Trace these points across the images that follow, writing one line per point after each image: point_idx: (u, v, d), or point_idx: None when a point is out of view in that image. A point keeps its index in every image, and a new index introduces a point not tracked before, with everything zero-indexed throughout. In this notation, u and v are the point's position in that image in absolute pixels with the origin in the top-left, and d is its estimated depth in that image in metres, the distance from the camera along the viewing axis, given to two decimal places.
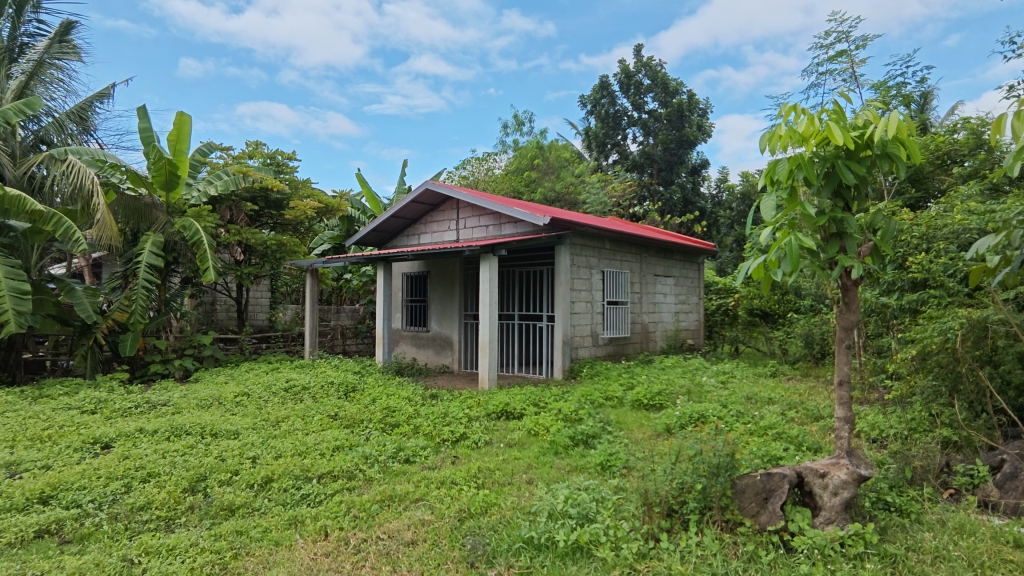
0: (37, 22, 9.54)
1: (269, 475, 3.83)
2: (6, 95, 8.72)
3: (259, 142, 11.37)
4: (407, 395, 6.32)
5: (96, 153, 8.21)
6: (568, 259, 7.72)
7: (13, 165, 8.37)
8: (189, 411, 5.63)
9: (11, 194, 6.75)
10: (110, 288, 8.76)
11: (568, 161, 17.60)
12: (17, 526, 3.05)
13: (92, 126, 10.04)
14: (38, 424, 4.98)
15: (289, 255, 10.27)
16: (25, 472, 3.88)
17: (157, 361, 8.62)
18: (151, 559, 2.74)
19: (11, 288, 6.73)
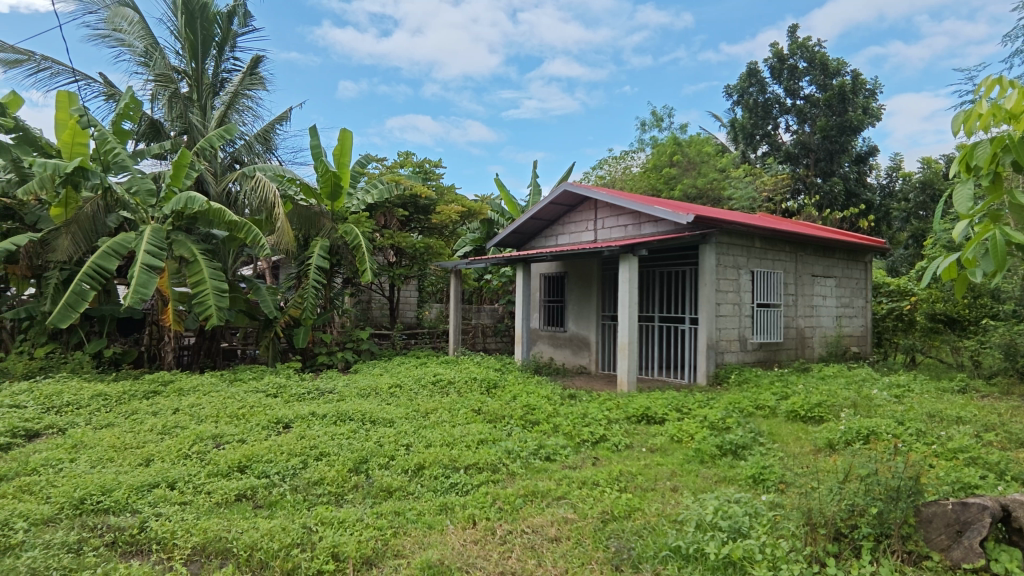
0: (233, 60, 11.10)
1: (421, 462, 4.12)
2: (211, 124, 10.30)
3: (410, 152, 12.25)
4: (546, 393, 6.43)
5: (277, 169, 9.38)
6: (713, 259, 7.34)
7: (215, 182, 9.89)
8: (351, 399, 6.23)
9: (215, 208, 7.93)
10: (287, 287, 9.95)
11: (712, 155, 16.72)
12: (223, 489, 3.58)
13: (274, 145, 11.49)
14: (234, 404, 5.82)
15: (435, 257, 10.93)
16: (226, 444, 4.56)
17: (324, 353, 9.64)
18: (325, 528, 3.07)
19: (213, 286, 7.92)
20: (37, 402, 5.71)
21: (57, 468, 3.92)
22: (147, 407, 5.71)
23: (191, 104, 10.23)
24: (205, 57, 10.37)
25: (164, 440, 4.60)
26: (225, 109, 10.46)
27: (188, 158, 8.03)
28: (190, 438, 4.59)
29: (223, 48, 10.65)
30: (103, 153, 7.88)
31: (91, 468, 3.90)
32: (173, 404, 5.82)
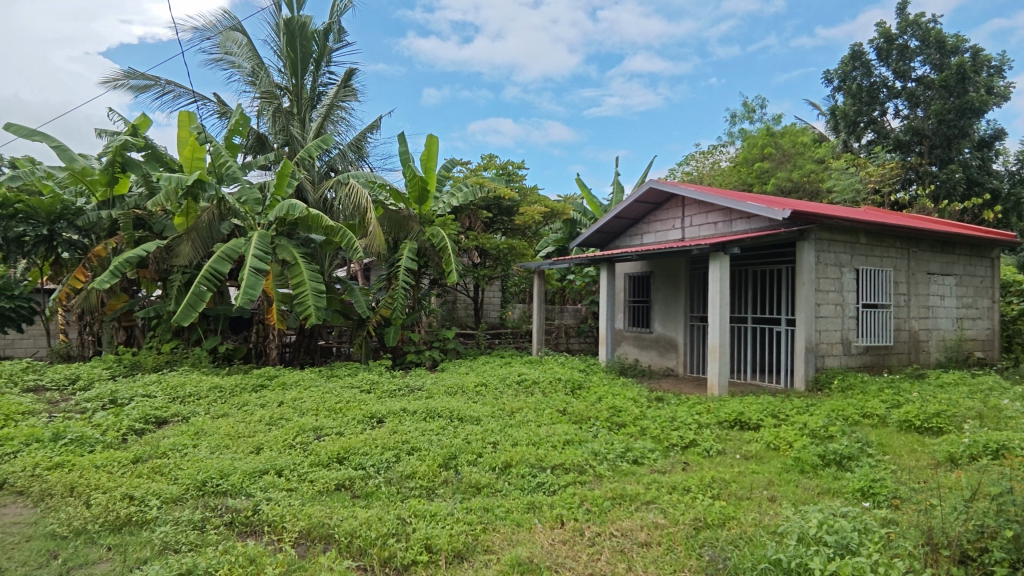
0: (329, 74, 11.71)
1: (508, 460, 4.18)
2: (309, 135, 10.99)
3: (493, 155, 12.48)
4: (632, 395, 6.32)
5: (369, 176, 9.85)
6: (812, 257, 6.90)
7: (313, 189, 10.53)
8: (439, 397, 6.41)
9: (313, 214, 8.44)
10: (378, 288, 10.40)
11: (809, 145, 15.73)
12: (325, 478, 3.82)
13: (366, 153, 12.06)
14: (332, 398, 6.17)
15: (518, 258, 11.04)
16: (327, 435, 4.85)
17: (413, 351, 10.00)
18: (418, 520, 3.19)
19: (312, 287, 8.43)
20: (164, 392, 6.34)
21: (182, 453, 4.34)
22: (256, 399, 6.18)
23: (292, 118, 10.97)
24: (304, 73, 11.07)
25: (271, 430, 4.96)
26: (322, 121, 11.11)
27: (290, 168, 8.61)
28: (294, 429, 4.91)
29: (320, 63, 11.32)
30: (217, 165, 8.72)
31: (211, 454, 4.28)
32: (278, 397, 6.27)
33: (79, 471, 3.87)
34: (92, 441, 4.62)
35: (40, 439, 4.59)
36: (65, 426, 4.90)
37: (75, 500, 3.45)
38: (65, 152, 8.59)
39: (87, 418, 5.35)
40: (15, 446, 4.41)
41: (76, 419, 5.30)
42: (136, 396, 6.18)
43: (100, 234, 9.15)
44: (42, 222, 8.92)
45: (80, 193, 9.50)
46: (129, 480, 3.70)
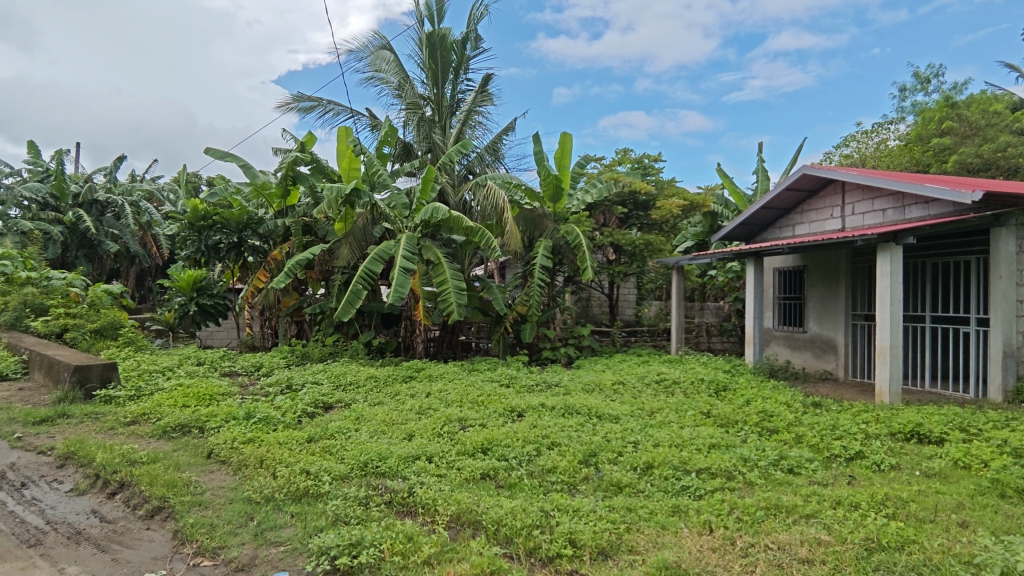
0: (468, 81, 12.22)
1: (650, 461, 4.08)
2: (450, 141, 11.59)
3: (628, 149, 12.27)
4: (785, 400, 5.85)
5: (505, 177, 10.15)
6: (1011, 246, 5.90)
7: (454, 193, 11.10)
8: (576, 394, 6.44)
9: (455, 216, 8.89)
10: (514, 286, 10.70)
11: (1004, 115, 13.43)
12: (471, 466, 4.01)
13: (502, 155, 12.45)
14: (475, 391, 6.47)
15: (655, 254, 10.72)
16: (471, 426, 5.09)
17: (549, 348, 10.14)
18: (562, 514, 3.24)
19: (454, 285, 8.88)
20: (330, 380, 7.08)
21: (347, 435, 4.81)
22: (407, 390, 6.67)
23: (434, 126, 11.64)
24: (445, 83, 11.71)
25: (421, 419, 5.32)
26: (461, 127, 11.65)
27: (433, 173, 9.15)
28: (442, 419, 5.22)
29: (459, 72, 11.89)
30: (370, 174, 9.39)
31: (371, 438, 4.69)
32: (426, 388, 6.70)
33: (266, 446, 4.46)
34: (275, 420, 5.29)
35: (236, 417, 5.36)
36: (254, 407, 5.67)
37: (264, 471, 3.97)
38: (250, 169, 9.92)
39: (270, 401, 6.14)
40: (218, 422, 5.19)
41: (262, 401, 6.10)
42: (307, 383, 6.96)
43: (277, 240, 10.45)
44: (233, 231, 10.40)
45: (260, 205, 10.93)
46: (306, 457, 4.18)
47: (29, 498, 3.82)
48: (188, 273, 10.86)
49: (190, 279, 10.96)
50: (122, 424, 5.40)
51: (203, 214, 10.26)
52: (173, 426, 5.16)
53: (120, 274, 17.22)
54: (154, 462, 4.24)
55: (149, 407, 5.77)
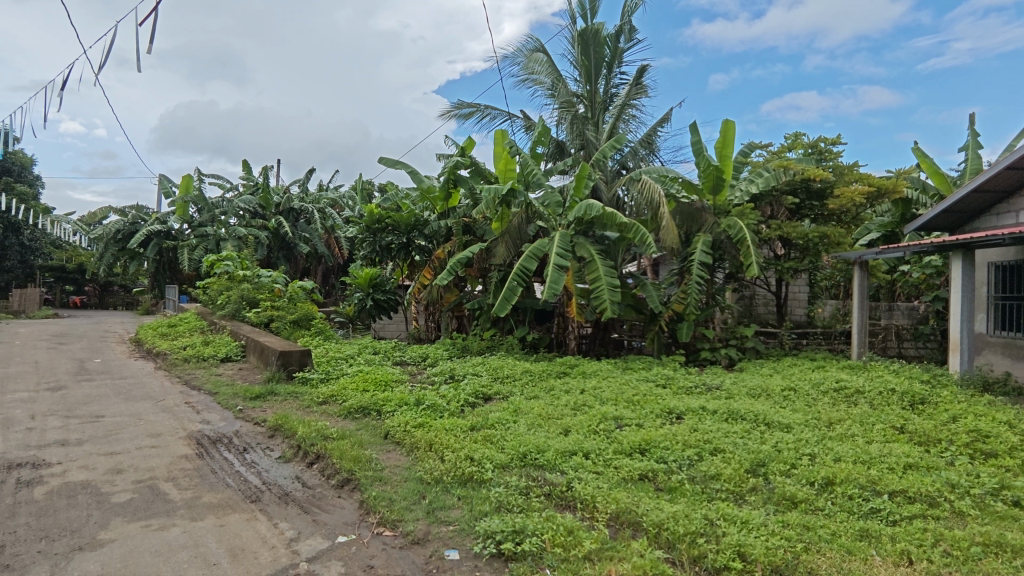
0: (622, 74, 12.01)
1: (830, 477, 3.68)
2: (603, 137, 11.52)
3: (800, 133, 11.20)
4: (1005, 419, 4.92)
5: (661, 170, 9.81)
6: None
7: (607, 189, 11.02)
8: (740, 398, 6.03)
9: (609, 212, 8.79)
10: (669, 283, 10.30)
11: None
12: (630, 466, 3.95)
13: (657, 148, 12.05)
14: (630, 390, 6.37)
15: (832, 248, 9.64)
16: (628, 426, 5.01)
17: (707, 348, 9.61)
18: (728, 524, 3.06)
19: (608, 282, 8.79)
20: (489, 372, 7.43)
21: (506, 427, 4.99)
22: (561, 385, 6.76)
23: (587, 122, 11.63)
24: (598, 79, 11.65)
25: (577, 415, 5.36)
26: (615, 122, 11.51)
27: (586, 171, 9.16)
28: (598, 416, 5.21)
29: (612, 67, 11.73)
30: (525, 174, 9.66)
31: (530, 430, 4.84)
32: (580, 385, 6.73)
33: (434, 431, 4.81)
34: (441, 408, 5.69)
35: (408, 403, 5.85)
36: (423, 394, 6.15)
37: (433, 454, 4.28)
38: (417, 175, 10.75)
39: (437, 389, 6.62)
40: (393, 406, 5.71)
41: (429, 390, 6.59)
42: (468, 374, 7.39)
43: (440, 240, 11.20)
44: (403, 232, 11.37)
45: (425, 208, 11.80)
46: (470, 444, 4.43)
47: (249, 461, 4.53)
48: (366, 271, 12.09)
49: (367, 277, 12.19)
50: (316, 403, 6.18)
51: (377, 217, 11.36)
52: (356, 407, 5.78)
53: (311, 272, 19.71)
54: (342, 438, 4.79)
55: (336, 390, 6.52)
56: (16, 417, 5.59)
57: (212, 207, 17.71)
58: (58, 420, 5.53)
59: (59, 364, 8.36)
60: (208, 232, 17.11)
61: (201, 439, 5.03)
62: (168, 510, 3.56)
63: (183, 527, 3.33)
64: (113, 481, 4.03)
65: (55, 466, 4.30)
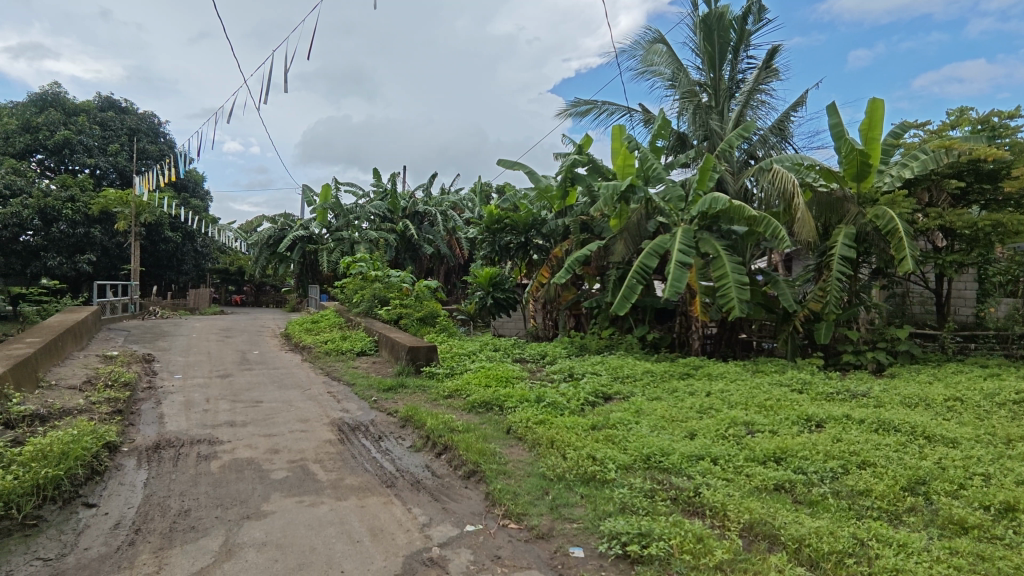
0: (749, 58, 11.28)
1: (1010, 502, 3.19)
2: (729, 126, 10.91)
3: (967, 108, 9.84)
4: None
5: (795, 158, 9.02)
6: None
7: (733, 180, 10.42)
8: (891, 407, 5.43)
9: (737, 205, 8.30)
10: (806, 280, 9.51)
11: None
12: (764, 475, 3.70)
13: (791, 134, 11.18)
14: (762, 394, 5.96)
15: (1009, 238, 8.35)
16: (760, 432, 4.70)
17: (850, 351, 8.75)
18: (883, 546, 2.77)
19: (736, 279, 8.30)
20: (608, 372, 7.35)
21: (628, 427, 4.91)
22: (685, 387, 6.50)
23: (711, 111, 11.07)
24: (723, 65, 11.05)
25: (704, 418, 5.13)
26: (741, 109, 10.86)
27: (711, 162, 8.73)
28: (727, 421, 4.94)
29: (738, 51, 11.07)
30: (645, 169, 9.41)
31: (653, 432, 4.71)
32: (705, 387, 6.43)
33: (556, 429, 4.85)
34: (562, 406, 5.72)
35: (529, 399, 5.95)
36: (543, 391, 6.22)
37: (556, 451, 4.31)
38: (534, 175, 10.87)
39: (556, 387, 6.67)
40: (514, 402, 5.84)
41: (549, 387, 6.66)
42: (588, 373, 7.36)
43: (557, 239, 11.25)
44: (521, 231, 11.59)
45: (543, 207, 11.91)
46: (592, 443, 4.41)
47: (384, 448, 4.87)
48: (486, 270, 12.47)
49: (487, 276, 12.56)
50: (442, 397, 6.49)
51: (497, 217, 11.67)
52: (479, 402, 5.99)
53: (434, 272, 20.69)
54: (467, 431, 4.98)
55: (460, 384, 6.80)
56: (195, 400, 6.47)
57: (346, 213, 19.17)
58: (226, 404, 6.32)
59: (226, 355, 9.53)
60: (344, 236, 18.57)
61: (342, 426, 5.50)
62: (317, 489, 3.93)
63: (331, 505, 3.65)
64: (271, 459, 4.52)
65: (226, 443, 4.92)
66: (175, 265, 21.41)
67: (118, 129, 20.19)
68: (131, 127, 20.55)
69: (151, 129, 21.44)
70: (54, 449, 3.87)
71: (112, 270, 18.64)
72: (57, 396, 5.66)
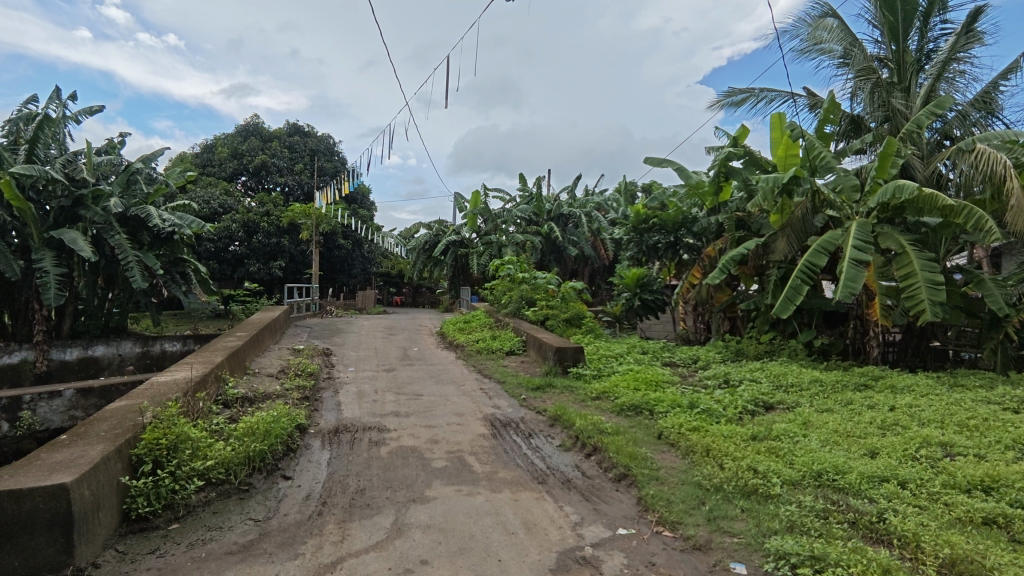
0: (943, 23, 9.75)
1: None
2: (916, 103, 9.53)
3: None
4: None
5: (1005, 134, 7.52)
6: None
7: (922, 165, 9.08)
8: None
9: (928, 193, 7.23)
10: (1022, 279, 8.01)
11: None
12: (967, 506, 3.18)
13: (999, 107, 9.49)
14: (962, 412, 5.12)
15: None
16: (961, 456, 4.05)
17: None
18: None
19: (926, 278, 7.20)
20: (769, 379, 6.81)
21: (794, 440, 4.52)
22: (863, 399, 5.82)
23: (894, 89, 9.75)
24: (908, 34, 9.66)
25: (887, 436, 4.54)
26: (932, 83, 9.44)
27: (894, 146, 7.72)
28: (916, 440, 4.33)
29: (928, 16, 9.64)
30: (812, 158, 8.58)
31: (824, 447, 4.28)
32: (888, 401, 5.69)
33: (712, 437, 4.60)
34: (718, 413, 5.42)
35: (681, 405, 5.73)
36: (696, 397, 5.95)
37: (712, 460, 4.10)
38: (684, 172, 10.43)
39: (711, 393, 6.35)
40: (665, 407, 5.66)
41: (703, 393, 6.37)
42: (745, 380, 6.89)
43: (710, 237, 10.69)
44: (670, 231, 11.23)
45: (694, 204, 11.39)
46: (753, 454, 4.12)
47: (534, 446, 5.00)
48: (633, 271, 12.24)
49: (634, 277, 12.33)
50: (590, 398, 6.50)
51: (644, 217, 11.40)
52: (629, 405, 5.88)
53: (579, 273, 20.78)
54: (618, 434, 4.93)
55: (609, 386, 6.76)
56: (365, 390, 7.18)
57: (494, 217, 19.92)
58: (392, 395, 6.93)
59: (390, 351, 10.43)
60: (492, 240, 19.14)
61: (494, 421, 5.74)
62: (474, 480, 4.16)
63: (487, 496, 3.84)
64: (432, 449, 4.87)
65: (392, 431, 5.39)
66: (346, 269, 23.92)
67: (302, 150, 23.10)
68: (313, 148, 23.38)
69: (328, 149, 24.20)
70: (260, 427, 4.53)
71: (298, 274, 21.27)
72: (260, 382, 6.63)
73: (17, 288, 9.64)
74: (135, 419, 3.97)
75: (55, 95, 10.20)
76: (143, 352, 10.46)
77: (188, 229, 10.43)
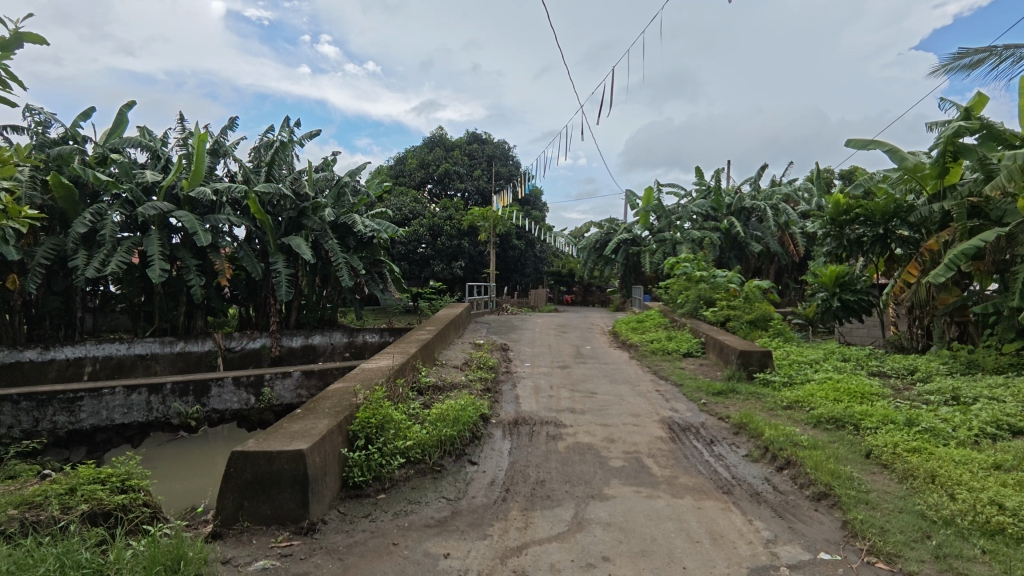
0: None
1: None
2: None
3: None
4: None
5: None
6: None
7: None
8: None
9: None
10: None
11: None
12: None
13: None
14: None
15: None
16: None
17: None
18: None
19: None
20: (1017, 399, 5.60)
21: None
22: None
23: None
24: None
25: None
26: None
27: None
28: None
29: None
30: None
31: None
32: None
33: (938, 461, 3.94)
34: (945, 435, 4.61)
35: (895, 421, 4.98)
36: (915, 414, 5.12)
37: (938, 489, 3.52)
38: (897, 154, 9.05)
39: (934, 410, 5.42)
40: (875, 423, 4.97)
41: (924, 409, 5.47)
42: (983, 398, 5.75)
43: (931, 228, 9.13)
44: (879, 222, 9.83)
45: (910, 190, 9.84)
46: (996, 486, 3.44)
47: (717, 453, 4.74)
48: (830, 268, 10.98)
49: (833, 275, 11.01)
50: (780, 407, 5.97)
51: (845, 208, 10.12)
52: (828, 418, 5.28)
53: (764, 271, 19.21)
54: (815, 448, 4.45)
55: (803, 395, 6.13)
56: (541, 386, 7.42)
57: (669, 214, 19.17)
58: (568, 392, 7.07)
59: (563, 348, 10.64)
60: (666, 237, 18.47)
61: (673, 425, 5.55)
62: (653, 482, 4.07)
63: (668, 501, 3.73)
64: (609, 448, 4.87)
65: (569, 427, 5.50)
66: (520, 269, 24.91)
67: (480, 157, 24.58)
68: (489, 154, 24.72)
69: (504, 154, 25.40)
70: (450, 414, 4.93)
71: (476, 273, 22.68)
72: (447, 373, 7.20)
73: (259, 285, 11.66)
74: (350, 399, 4.57)
75: (286, 123, 12.15)
76: (349, 342, 12.03)
77: (384, 233, 11.72)
